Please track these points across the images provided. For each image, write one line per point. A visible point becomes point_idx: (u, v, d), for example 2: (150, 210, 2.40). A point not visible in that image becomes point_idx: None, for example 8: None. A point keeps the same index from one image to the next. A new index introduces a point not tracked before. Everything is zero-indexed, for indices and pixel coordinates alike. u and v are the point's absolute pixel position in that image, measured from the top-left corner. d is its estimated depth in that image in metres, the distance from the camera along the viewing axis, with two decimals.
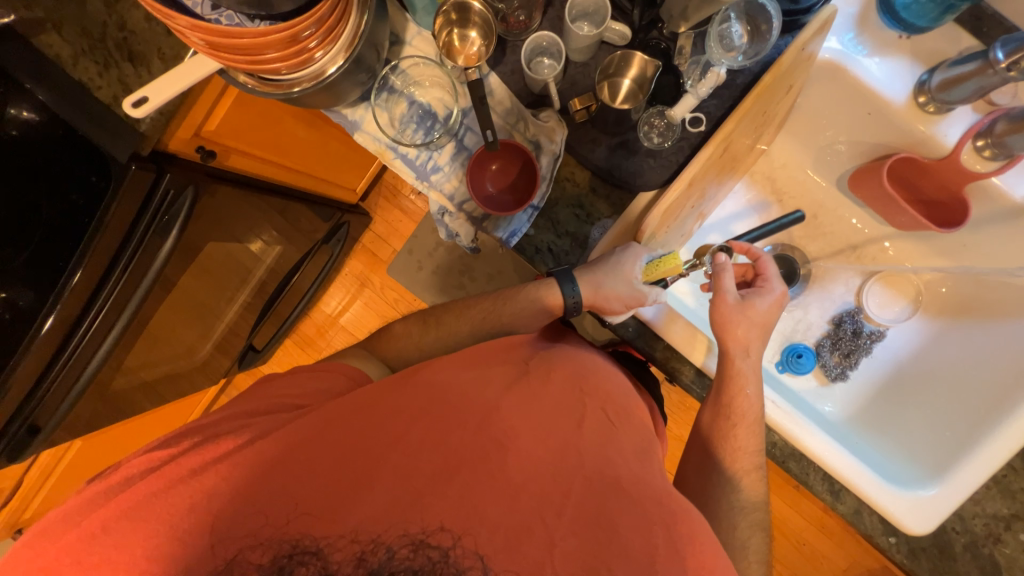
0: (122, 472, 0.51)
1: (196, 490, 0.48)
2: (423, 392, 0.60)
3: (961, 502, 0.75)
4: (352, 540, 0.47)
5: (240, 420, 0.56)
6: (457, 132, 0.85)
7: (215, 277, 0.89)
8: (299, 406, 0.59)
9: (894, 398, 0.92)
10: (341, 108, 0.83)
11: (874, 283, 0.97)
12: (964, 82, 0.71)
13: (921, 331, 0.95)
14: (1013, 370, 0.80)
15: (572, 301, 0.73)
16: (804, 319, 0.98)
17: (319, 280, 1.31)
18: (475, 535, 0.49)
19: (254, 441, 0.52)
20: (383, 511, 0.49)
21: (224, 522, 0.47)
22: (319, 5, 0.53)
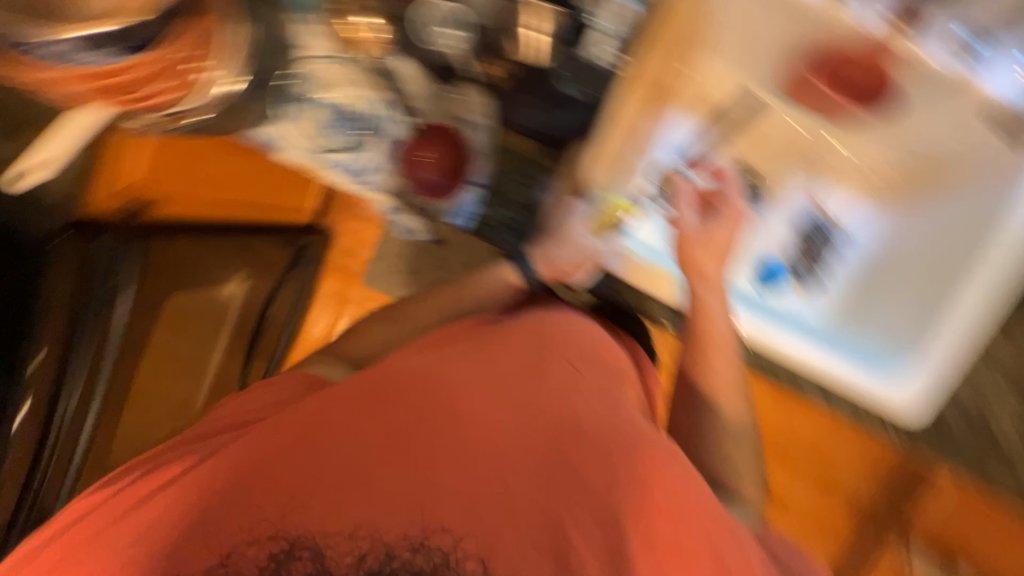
0: (104, 488, 0.59)
1: (166, 501, 0.54)
2: (362, 402, 0.58)
3: (953, 376, 0.70)
4: (347, 540, 0.50)
5: (192, 442, 0.61)
6: (377, 124, 0.76)
7: (190, 333, 0.96)
8: (248, 422, 0.63)
9: (868, 284, 0.79)
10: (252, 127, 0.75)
11: (811, 178, 0.80)
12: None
13: (869, 216, 0.79)
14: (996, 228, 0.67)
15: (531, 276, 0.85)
16: (766, 231, 0.83)
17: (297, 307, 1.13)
18: (476, 535, 0.51)
19: (200, 462, 0.56)
20: (375, 517, 0.51)
21: (210, 533, 0.51)
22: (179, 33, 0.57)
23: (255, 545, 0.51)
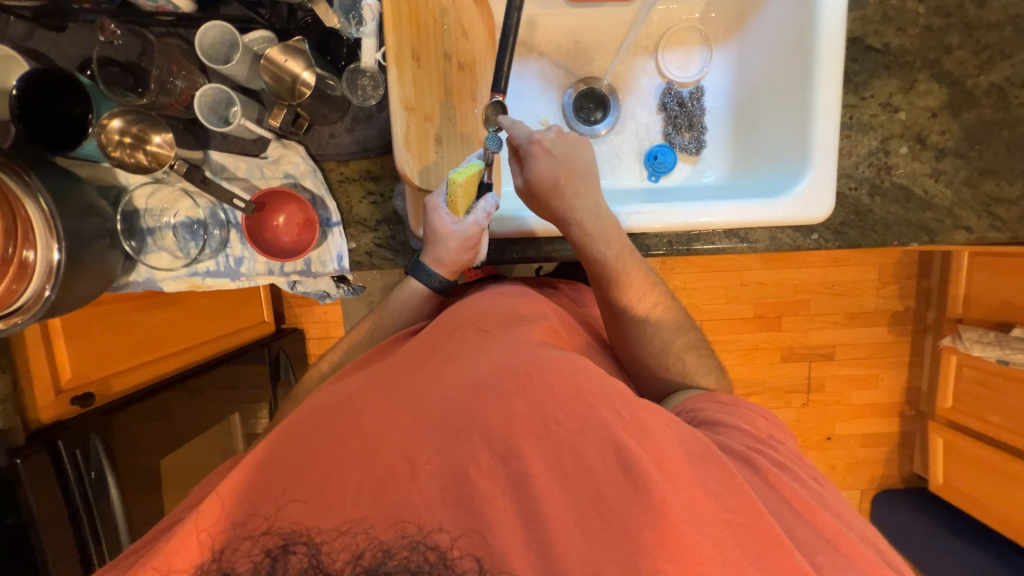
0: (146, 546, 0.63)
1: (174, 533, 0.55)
2: (343, 419, 0.59)
3: (833, 167, 0.76)
4: (343, 542, 0.51)
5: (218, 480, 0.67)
6: (354, 150, 0.74)
7: (120, 339, 1.11)
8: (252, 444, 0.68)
9: (748, 110, 0.91)
10: (219, 158, 0.73)
11: (664, 54, 0.95)
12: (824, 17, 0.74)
13: (723, 59, 0.95)
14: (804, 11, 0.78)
15: (513, 300, 0.79)
16: (638, 126, 0.99)
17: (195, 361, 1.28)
18: (473, 535, 0.51)
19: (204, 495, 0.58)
20: (368, 517, 0.52)
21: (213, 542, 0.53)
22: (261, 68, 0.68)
23: (249, 541, 0.52)
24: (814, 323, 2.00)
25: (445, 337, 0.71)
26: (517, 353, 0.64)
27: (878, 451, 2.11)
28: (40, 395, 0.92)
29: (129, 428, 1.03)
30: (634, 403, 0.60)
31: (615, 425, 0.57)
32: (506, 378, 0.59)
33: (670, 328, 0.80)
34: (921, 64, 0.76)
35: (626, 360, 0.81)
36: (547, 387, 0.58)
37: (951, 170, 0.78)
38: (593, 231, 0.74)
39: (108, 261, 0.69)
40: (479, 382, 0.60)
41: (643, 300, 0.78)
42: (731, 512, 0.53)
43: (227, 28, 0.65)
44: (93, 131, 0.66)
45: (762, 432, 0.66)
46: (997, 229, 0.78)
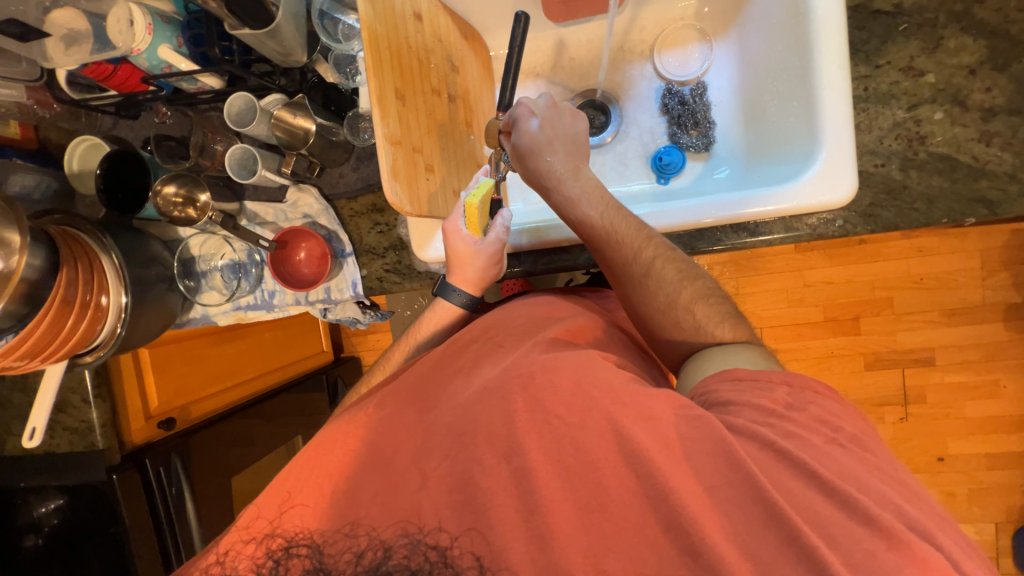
0: None
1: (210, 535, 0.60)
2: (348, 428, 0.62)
3: (850, 144, 0.69)
4: (349, 543, 0.53)
5: None
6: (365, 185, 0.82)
7: (197, 367, 1.28)
8: None
9: (755, 98, 0.87)
10: (254, 207, 0.85)
11: (660, 56, 0.94)
12: None
13: (724, 53, 0.91)
14: None
15: (523, 306, 0.79)
16: (642, 131, 0.97)
17: (268, 394, 1.44)
18: (473, 536, 0.50)
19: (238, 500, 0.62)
20: (370, 520, 0.53)
21: (227, 547, 0.56)
22: (278, 125, 0.79)
23: (255, 546, 0.55)
24: (903, 324, 1.74)
25: (459, 350, 0.72)
26: (529, 355, 0.62)
27: (1011, 474, 1.75)
28: (132, 420, 1.08)
29: (202, 446, 1.19)
30: (642, 394, 0.55)
31: (623, 417, 0.53)
32: (510, 379, 0.58)
33: (674, 279, 0.70)
34: (948, 18, 0.67)
35: (637, 320, 0.75)
36: (552, 385, 0.56)
37: (1007, 130, 0.67)
38: (574, 191, 0.73)
39: (168, 300, 0.83)
40: (488, 385, 0.59)
41: (638, 255, 0.70)
42: (754, 516, 0.47)
43: (248, 97, 0.76)
44: (149, 198, 0.80)
45: (778, 403, 0.56)
46: None
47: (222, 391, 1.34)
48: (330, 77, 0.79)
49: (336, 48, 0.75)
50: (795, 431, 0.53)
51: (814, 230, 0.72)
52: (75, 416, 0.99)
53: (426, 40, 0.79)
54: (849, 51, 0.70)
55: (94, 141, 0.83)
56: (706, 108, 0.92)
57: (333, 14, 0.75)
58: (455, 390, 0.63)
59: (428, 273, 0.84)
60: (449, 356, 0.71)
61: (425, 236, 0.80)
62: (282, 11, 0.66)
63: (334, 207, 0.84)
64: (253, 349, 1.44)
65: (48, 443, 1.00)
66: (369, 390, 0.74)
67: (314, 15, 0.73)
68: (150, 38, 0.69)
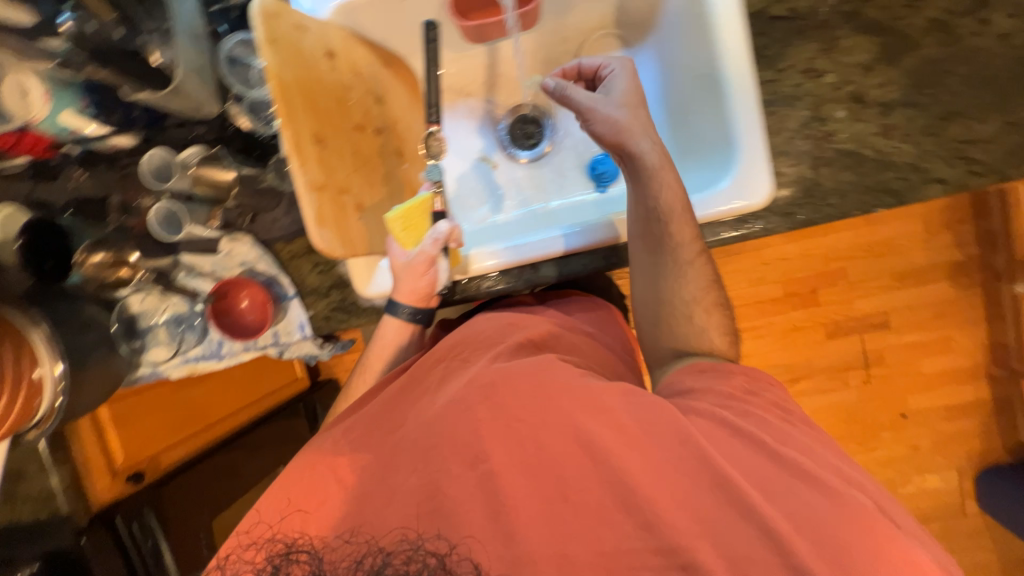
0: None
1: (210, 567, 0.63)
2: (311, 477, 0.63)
3: (764, 148, 0.71)
4: None
5: None
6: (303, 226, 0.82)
7: (167, 421, 1.22)
8: None
9: (676, 103, 0.88)
10: (194, 258, 0.83)
11: None
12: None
13: (645, 58, 0.93)
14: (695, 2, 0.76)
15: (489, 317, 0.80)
16: (576, 142, 1.00)
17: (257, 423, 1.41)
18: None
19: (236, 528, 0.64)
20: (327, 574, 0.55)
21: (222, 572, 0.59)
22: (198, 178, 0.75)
23: (250, 551, 0.60)
24: (859, 292, 1.81)
25: (429, 366, 0.74)
26: (489, 367, 0.67)
27: (969, 421, 1.85)
28: (97, 480, 1.07)
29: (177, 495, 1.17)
30: (590, 393, 0.61)
31: (575, 413, 0.60)
32: (472, 393, 0.63)
33: (703, 284, 0.73)
34: (840, 20, 0.70)
35: (649, 300, 0.75)
36: (512, 395, 0.62)
37: (904, 122, 0.70)
38: (656, 162, 0.70)
39: (113, 363, 0.82)
40: (453, 401, 0.63)
41: (681, 249, 0.71)
42: (700, 490, 0.54)
43: (163, 153, 0.76)
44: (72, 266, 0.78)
45: (736, 389, 0.64)
46: (973, 175, 0.69)
47: (200, 434, 1.29)
48: (240, 118, 0.77)
49: (247, 94, 0.74)
50: (745, 434, 0.58)
51: (740, 234, 0.74)
52: (34, 485, 1.00)
53: (342, 77, 0.78)
54: (752, 58, 0.71)
55: None
56: None
57: (246, 59, 0.76)
58: (424, 408, 0.67)
59: (373, 307, 0.84)
60: (416, 379, 0.74)
61: (365, 273, 0.81)
62: (182, 68, 0.67)
63: (271, 252, 0.83)
64: (224, 385, 1.35)
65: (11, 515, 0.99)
66: (348, 411, 0.75)
67: (223, 62, 0.74)
68: (50, 106, 0.65)
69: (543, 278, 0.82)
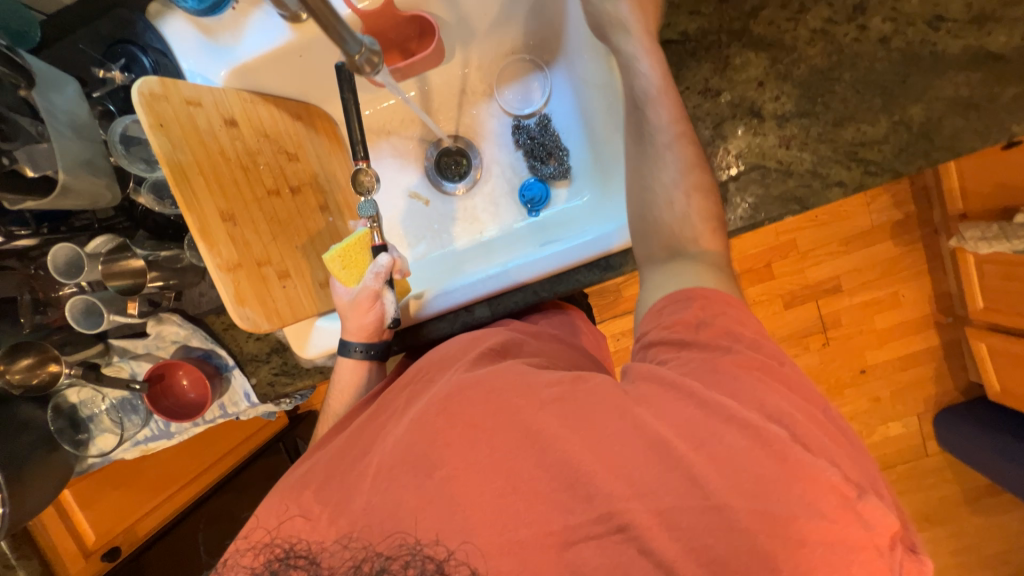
0: None
1: None
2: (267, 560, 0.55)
3: None
4: None
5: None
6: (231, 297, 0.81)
7: (138, 490, 1.20)
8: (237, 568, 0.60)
9: (593, 124, 0.89)
10: (126, 343, 0.82)
11: (503, 93, 0.95)
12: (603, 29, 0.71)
13: (560, 79, 0.93)
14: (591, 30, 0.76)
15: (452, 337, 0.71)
16: (505, 167, 0.98)
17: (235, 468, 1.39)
18: None
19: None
20: None
21: None
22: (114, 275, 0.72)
23: None
24: (809, 260, 1.87)
25: (393, 397, 0.67)
26: (453, 375, 0.60)
27: (924, 369, 1.94)
28: (71, 562, 1.08)
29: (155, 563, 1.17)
30: (540, 382, 0.55)
31: (528, 408, 0.53)
32: (429, 406, 0.56)
33: (692, 162, 0.65)
34: (729, 38, 0.71)
35: (635, 196, 0.69)
36: (465, 400, 0.55)
37: (800, 132, 0.72)
38: (641, 51, 0.68)
39: (55, 460, 0.80)
40: (404, 429, 0.56)
41: (658, 121, 0.66)
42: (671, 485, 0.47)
43: (70, 251, 0.71)
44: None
45: (691, 323, 0.55)
46: (869, 176, 0.72)
47: (174, 495, 1.28)
48: (141, 196, 0.74)
49: (152, 176, 0.73)
50: None
51: None
52: None
53: (248, 143, 0.77)
54: None
55: None
56: (553, 136, 0.95)
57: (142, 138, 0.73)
58: (383, 437, 0.60)
59: (316, 367, 0.84)
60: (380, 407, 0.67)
61: (301, 335, 0.81)
62: (65, 168, 0.63)
63: (203, 326, 0.82)
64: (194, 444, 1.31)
65: None
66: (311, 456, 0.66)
67: (115, 145, 0.71)
68: None
69: (478, 319, 0.84)
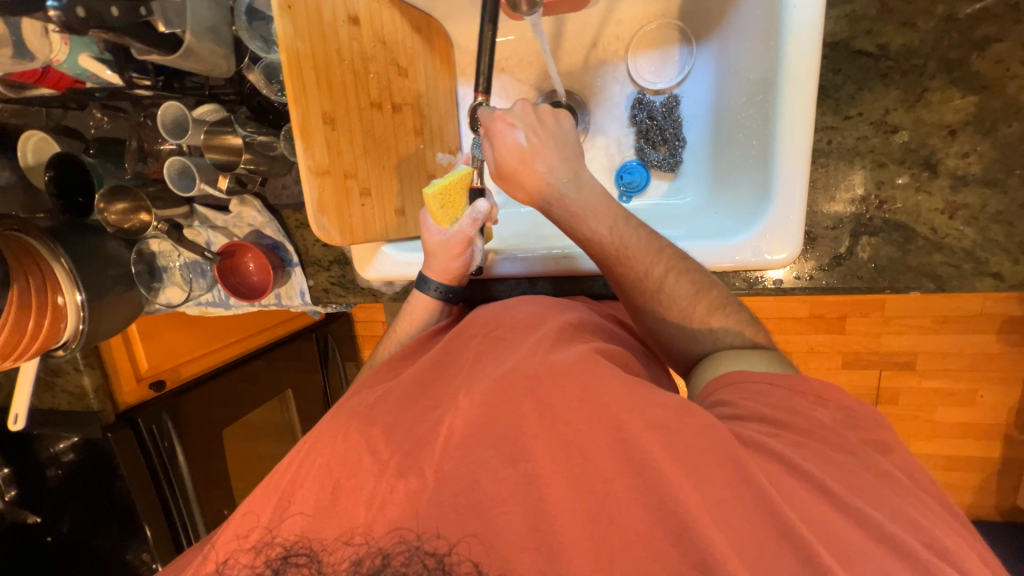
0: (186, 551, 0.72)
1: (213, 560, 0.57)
2: (316, 470, 0.57)
3: (801, 206, 0.64)
4: None
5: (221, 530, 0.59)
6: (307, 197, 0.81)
7: (187, 339, 1.36)
8: (288, 482, 0.57)
9: (725, 122, 0.79)
10: (206, 213, 0.86)
11: (636, 57, 0.85)
12: (784, 18, 0.60)
13: (706, 58, 0.82)
14: (765, 14, 0.65)
15: (526, 312, 0.73)
16: (609, 141, 0.90)
17: (264, 351, 1.57)
18: None
19: (248, 509, 0.58)
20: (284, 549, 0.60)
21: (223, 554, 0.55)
22: (215, 147, 0.74)
23: (260, 549, 0.54)
24: (890, 327, 1.69)
25: (460, 348, 0.70)
26: (533, 357, 0.61)
27: (962, 475, 1.78)
28: (124, 383, 1.19)
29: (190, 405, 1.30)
30: (645, 403, 0.53)
31: (631, 424, 0.52)
32: (514, 382, 0.58)
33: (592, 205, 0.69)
34: (936, 68, 0.59)
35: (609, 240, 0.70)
36: (562, 385, 0.55)
37: (975, 203, 0.61)
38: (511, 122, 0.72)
39: (128, 298, 0.86)
40: (487, 393, 0.58)
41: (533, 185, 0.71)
42: (766, 550, 0.45)
43: (180, 108, 0.75)
44: (99, 213, 0.78)
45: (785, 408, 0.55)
46: None
47: (212, 353, 1.42)
48: (251, 74, 0.74)
49: (267, 57, 0.71)
50: None
51: (750, 287, 0.71)
52: (70, 382, 1.10)
53: (364, 46, 0.73)
54: (818, 98, 0.62)
55: (41, 137, 0.83)
56: (675, 122, 0.85)
57: (265, 13, 0.71)
58: (459, 392, 0.61)
59: (370, 289, 0.86)
60: (451, 352, 0.71)
61: (366, 256, 0.82)
62: (191, 32, 0.63)
63: (278, 218, 0.84)
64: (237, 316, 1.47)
65: (51, 402, 1.12)
66: (371, 384, 0.70)
67: (240, 16, 0.69)
68: (68, 48, 0.65)
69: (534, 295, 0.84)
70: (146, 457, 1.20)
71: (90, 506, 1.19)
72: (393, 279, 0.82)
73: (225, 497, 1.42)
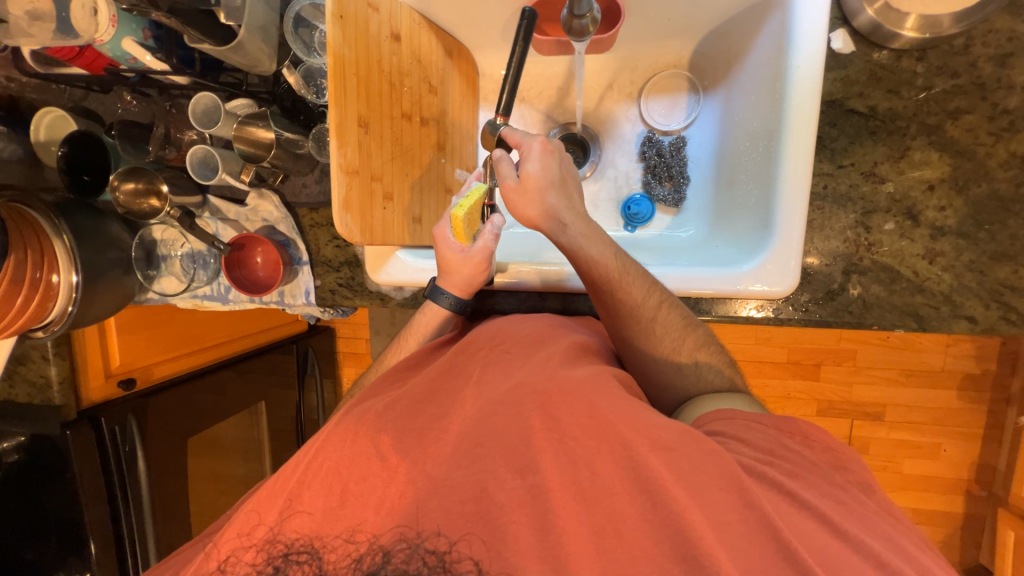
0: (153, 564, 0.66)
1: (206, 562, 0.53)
2: (322, 468, 0.55)
3: (799, 243, 0.69)
4: None
5: (221, 531, 0.56)
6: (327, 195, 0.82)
7: (166, 336, 1.30)
8: (294, 480, 0.56)
9: (728, 164, 0.85)
10: (221, 205, 0.86)
11: (647, 100, 0.92)
12: (788, 76, 0.68)
13: (712, 107, 0.90)
14: (770, 72, 0.73)
15: (536, 326, 0.74)
16: (618, 174, 0.95)
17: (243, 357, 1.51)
18: None
19: (249, 509, 0.56)
20: None
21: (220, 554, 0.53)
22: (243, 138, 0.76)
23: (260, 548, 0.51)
24: (860, 378, 1.77)
25: (469, 358, 0.70)
26: (548, 366, 0.62)
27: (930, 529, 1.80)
28: (91, 378, 1.12)
29: (160, 407, 1.23)
30: (653, 422, 0.54)
31: (640, 440, 0.52)
32: (529, 389, 0.58)
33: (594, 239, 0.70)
34: (917, 130, 0.67)
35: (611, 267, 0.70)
36: (579, 392, 0.57)
37: (951, 252, 0.68)
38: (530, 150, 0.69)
39: (124, 283, 0.83)
40: (501, 398, 0.58)
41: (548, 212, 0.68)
42: (772, 564, 0.45)
43: (212, 98, 0.76)
44: (109, 191, 0.79)
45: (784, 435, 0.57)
46: (1005, 321, 0.67)
47: (190, 354, 1.37)
48: (289, 74, 0.77)
49: (307, 61, 0.74)
50: None
51: (750, 317, 0.75)
52: (34, 371, 1.03)
53: (402, 62, 0.77)
54: (816, 147, 0.69)
55: (56, 114, 0.82)
56: (680, 160, 0.91)
57: (312, 22, 0.75)
58: (470, 396, 0.60)
59: (378, 293, 0.86)
60: (461, 363, 0.69)
61: (378, 260, 0.83)
62: (246, 27, 0.67)
63: (294, 215, 0.85)
64: (221, 317, 1.43)
65: (7, 392, 1.03)
66: (376, 394, 0.68)
67: (289, 22, 0.73)
68: (114, 31, 0.68)
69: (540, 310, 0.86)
70: (105, 462, 1.10)
71: (27, 513, 1.08)
72: (403, 285, 0.83)
73: (182, 514, 1.30)
